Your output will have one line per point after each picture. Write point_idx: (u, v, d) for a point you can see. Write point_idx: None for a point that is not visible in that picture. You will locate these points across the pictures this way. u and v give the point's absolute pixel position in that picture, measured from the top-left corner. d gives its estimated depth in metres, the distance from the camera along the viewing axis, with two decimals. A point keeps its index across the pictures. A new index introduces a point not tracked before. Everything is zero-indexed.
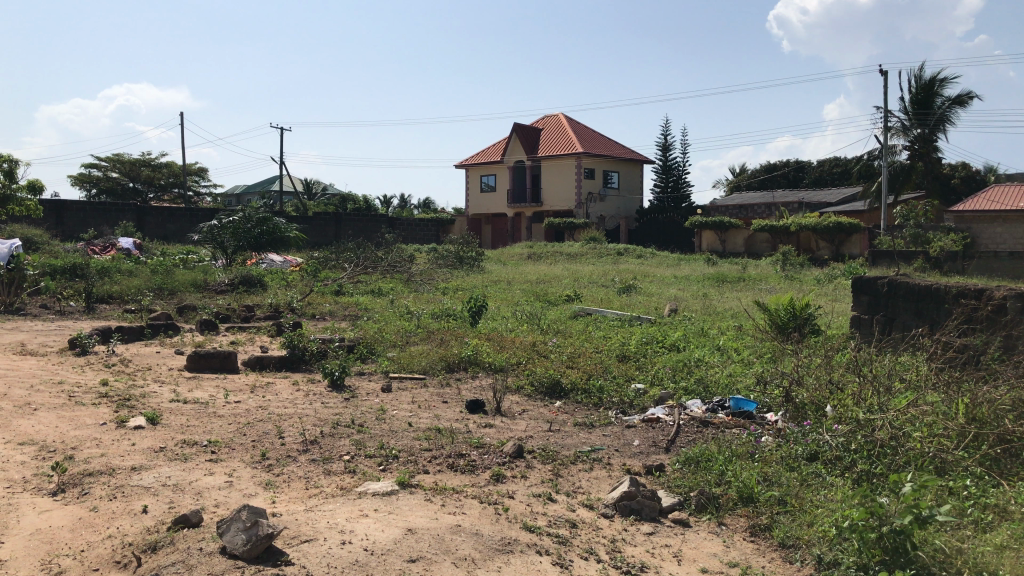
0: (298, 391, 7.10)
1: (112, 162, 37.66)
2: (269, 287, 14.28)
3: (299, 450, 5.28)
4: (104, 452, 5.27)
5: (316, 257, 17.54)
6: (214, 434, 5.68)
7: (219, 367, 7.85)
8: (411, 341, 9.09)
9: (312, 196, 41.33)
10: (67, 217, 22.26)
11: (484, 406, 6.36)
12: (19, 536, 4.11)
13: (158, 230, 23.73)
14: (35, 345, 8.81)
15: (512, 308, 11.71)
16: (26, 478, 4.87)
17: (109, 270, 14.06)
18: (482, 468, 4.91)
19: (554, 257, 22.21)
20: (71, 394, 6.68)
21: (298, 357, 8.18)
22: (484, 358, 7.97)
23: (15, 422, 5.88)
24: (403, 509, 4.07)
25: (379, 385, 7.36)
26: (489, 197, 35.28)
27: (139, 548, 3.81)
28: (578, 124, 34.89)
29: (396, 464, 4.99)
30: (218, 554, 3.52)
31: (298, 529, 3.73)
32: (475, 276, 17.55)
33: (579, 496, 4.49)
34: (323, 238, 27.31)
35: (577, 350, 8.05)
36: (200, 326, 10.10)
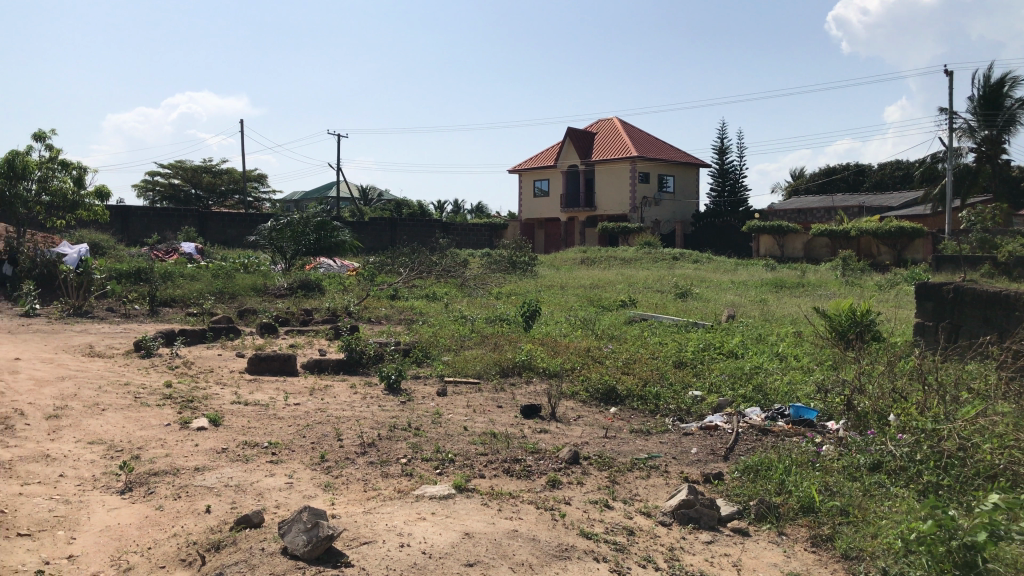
0: (355, 393, 7.18)
1: (175, 169, 38.69)
2: (327, 291, 14.48)
3: (358, 452, 5.35)
4: (170, 452, 5.41)
5: (372, 261, 17.74)
6: (275, 435, 5.79)
7: (279, 370, 7.99)
8: (466, 346, 9.13)
9: (367, 203, 41.79)
10: (132, 222, 22.89)
11: (539, 411, 6.36)
12: (90, 533, 4.25)
13: (219, 235, 24.31)
14: (102, 347, 9.08)
15: (566, 313, 11.67)
16: (95, 477, 5.04)
17: (172, 274, 14.39)
18: (538, 473, 4.91)
19: (608, 262, 22.11)
20: (137, 395, 6.88)
21: (355, 360, 8.28)
22: (539, 363, 7.96)
23: (86, 422, 6.07)
24: (460, 513, 4.09)
25: (435, 389, 7.41)
26: (542, 201, 35.28)
27: (204, 547, 3.90)
28: (632, 127, 34.66)
29: (452, 468, 5.02)
30: (280, 555, 3.58)
31: (357, 531, 3.78)
32: (528, 281, 17.56)
33: (637, 504, 4.46)
34: (378, 243, 27.65)
35: (632, 357, 8.00)
36: (261, 329, 10.29)
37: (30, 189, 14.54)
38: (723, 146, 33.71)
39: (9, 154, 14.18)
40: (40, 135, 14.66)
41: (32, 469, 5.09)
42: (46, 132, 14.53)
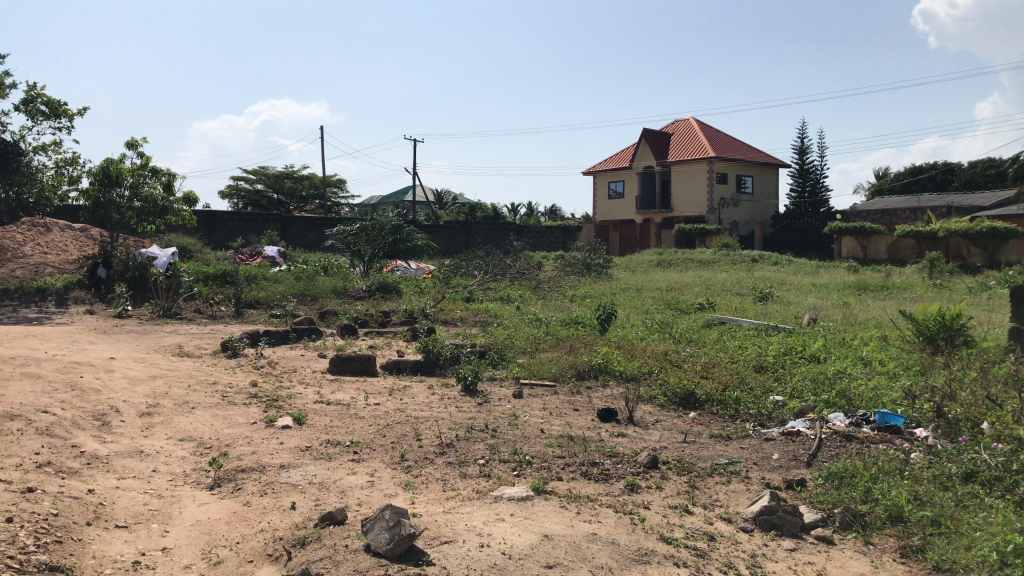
0: (433, 394, 7.27)
1: (258, 175, 39.92)
2: (404, 293, 14.69)
3: (436, 452, 5.42)
4: (256, 450, 5.58)
5: (448, 264, 17.95)
6: (356, 434, 5.91)
7: (359, 370, 8.15)
8: (541, 348, 9.15)
9: (442, 207, 42.26)
10: (218, 226, 23.64)
11: (616, 415, 6.34)
12: (182, 527, 4.42)
13: (300, 239, 24.95)
14: (191, 347, 9.41)
15: (642, 316, 11.59)
16: (186, 473, 5.23)
17: (256, 277, 14.82)
18: (616, 477, 4.90)
19: (685, 264, 21.86)
20: (225, 394, 7.10)
21: (432, 361, 8.41)
22: (615, 366, 7.93)
23: (177, 420, 6.31)
24: (539, 515, 4.11)
25: (510, 391, 7.45)
26: (617, 203, 35.08)
27: (290, 543, 4.00)
28: (709, 127, 34.16)
29: (531, 470, 5.04)
30: (363, 552, 3.65)
31: (438, 530, 3.83)
32: (604, 284, 17.50)
33: (717, 510, 4.41)
34: (453, 246, 27.94)
35: (711, 360, 7.90)
36: (341, 330, 10.50)
37: (123, 196, 15.14)
38: (804, 145, 32.97)
39: (104, 162, 14.81)
40: (133, 143, 15.27)
41: (128, 464, 5.32)
42: (137, 140, 15.11)
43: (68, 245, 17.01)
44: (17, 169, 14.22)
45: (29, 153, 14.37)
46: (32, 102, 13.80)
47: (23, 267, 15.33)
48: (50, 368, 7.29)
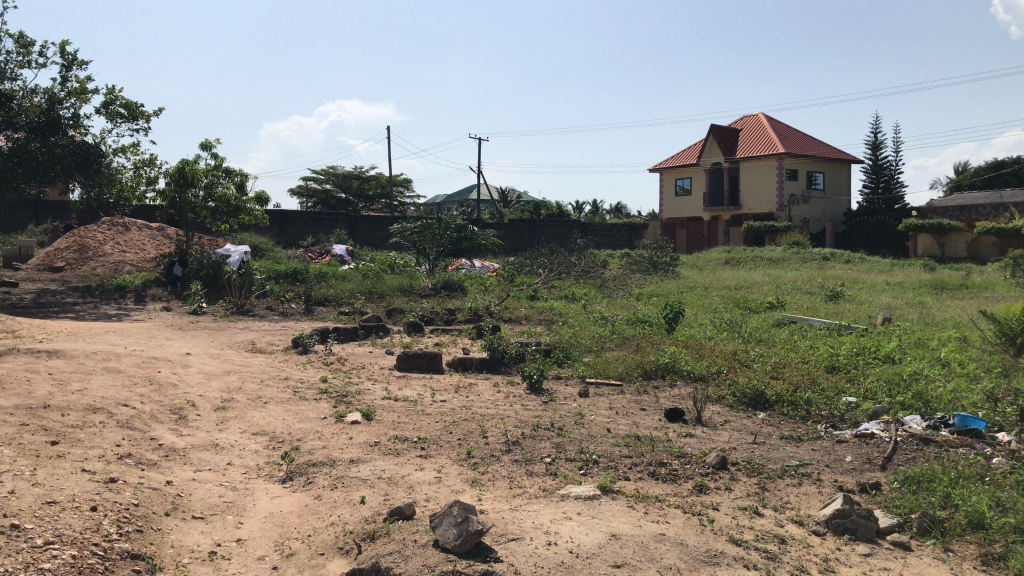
0: (499, 392, 7.30)
1: (327, 175, 40.67)
2: (469, 291, 14.78)
3: (502, 450, 5.45)
4: (326, 444, 5.69)
5: (512, 263, 18.00)
6: (424, 431, 5.97)
7: (426, 367, 8.23)
8: (607, 347, 9.10)
9: (507, 205, 42.38)
10: (288, 225, 24.11)
11: (683, 415, 6.27)
12: (256, 519, 4.55)
13: (367, 237, 25.32)
14: (264, 343, 9.64)
15: (710, 315, 11.41)
16: (260, 466, 5.37)
17: (326, 275, 15.09)
18: (684, 478, 4.85)
19: (754, 262, 21.49)
20: (296, 389, 7.26)
21: (498, 359, 8.44)
22: (682, 365, 7.84)
23: (250, 414, 6.47)
24: (606, 514, 4.09)
25: (576, 389, 7.43)
26: (684, 200, 34.69)
27: (360, 537, 4.07)
28: (778, 122, 33.51)
29: (597, 469, 5.03)
30: (432, 547, 3.69)
31: (505, 528, 3.85)
32: (671, 282, 17.32)
33: (788, 512, 4.33)
34: (518, 244, 28.01)
35: (781, 361, 7.75)
36: (408, 328, 10.64)
37: (197, 196, 15.57)
38: (878, 140, 32.09)
39: (179, 163, 15.26)
40: (208, 145, 15.69)
41: (204, 457, 5.47)
42: (211, 141, 15.52)
43: (146, 244, 17.56)
44: (99, 170, 14.75)
45: (109, 155, 14.89)
46: (111, 105, 14.28)
47: (104, 265, 15.88)
48: (130, 362, 7.54)
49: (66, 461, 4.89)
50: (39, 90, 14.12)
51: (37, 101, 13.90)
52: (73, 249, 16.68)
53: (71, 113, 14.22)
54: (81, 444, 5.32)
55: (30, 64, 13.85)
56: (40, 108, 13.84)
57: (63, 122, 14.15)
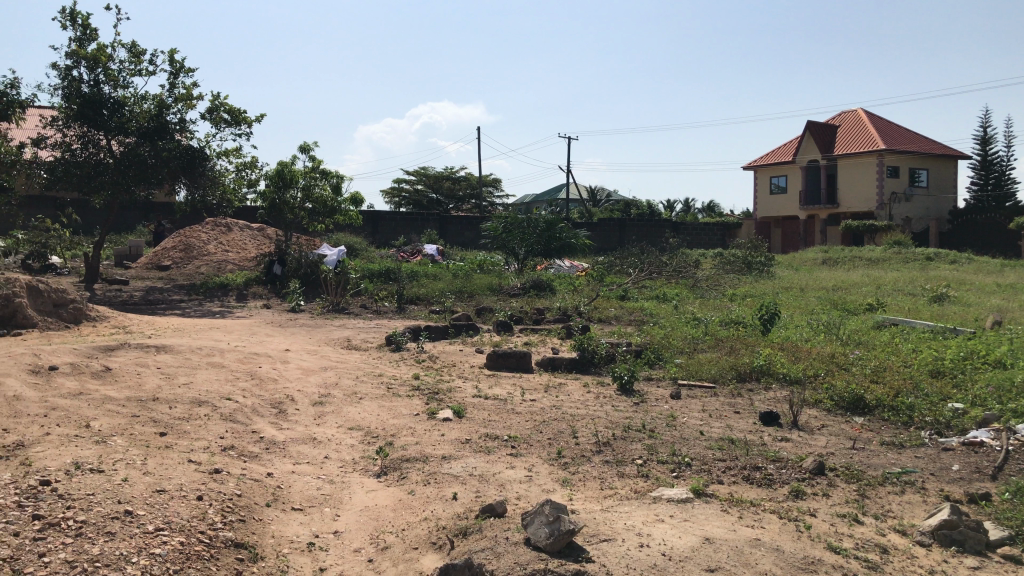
0: (589, 393, 7.29)
1: (419, 176, 41.26)
2: (558, 291, 14.78)
3: (593, 450, 5.43)
4: (419, 440, 5.79)
5: (602, 262, 17.93)
6: (514, 429, 6.01)
7: (516, 366, 8.28)
8: (700, 349, 8.98)
9: (596, 204, 42.33)
10: (381, 225, 24.63)
11: (779, 418, 6.14)
12: (352, 512, 4.67)
13: (458, 237, 25.62)
14: (358, 341, 9.86)
15: (807, 317, 11.11)
16: (355, 460, 5.51)
17: (418, 274, 15.34)
18: (779, 482, 4.74)
19: (853, 262, 20.83)
20: (389, 386, 7.41)
21: (588, 359, 8.42)
22: (778, 368, 7.67)
23: (346, 409, 6.65)
24: (700, 517, 4.05)
25: (668, 391, 7.36)
26: (779, 198, 33.87)
27: (453, 532, 4.13)
28: (879, 117, 32.38)
29: (689, 472, 4.97)
30: (524, 545, 3.73)
31: (597, 528, 3.84)
32: (766, 283, 16.93)
33: (890, 520, 4.19)
34: (607, 244, 27.85)
35: (881, 364, 7.49)
36: (497, 327, 10.73)
37: (296, 197, 16.06)
38: (988, 134, 30.63)
39: (279, 165, 15.77)
40: (305, 147, 16.16)
41: (302, 450, 5.65)
42: (309, 144, 16.00)
43: (247, 244, 18.23)
44: (203, 173, 15.35)
45: (213, 159, 15.48)
46: (216, 110, 14.86)
47: (208, 265, 16.55)
48: (232, 357, 7.84)
49: (174, 452, 5.12)
50: (149, 96, 14.75)
51: (147, 107, 14.54)
52: (179, 248, 17.44)
53: (178, 118, 14.84)
54: (187, 436, 5.56)
55: (141, 72, 14.52)
56: (149, 114, 14.47)
57: (171, 126, 14.79)
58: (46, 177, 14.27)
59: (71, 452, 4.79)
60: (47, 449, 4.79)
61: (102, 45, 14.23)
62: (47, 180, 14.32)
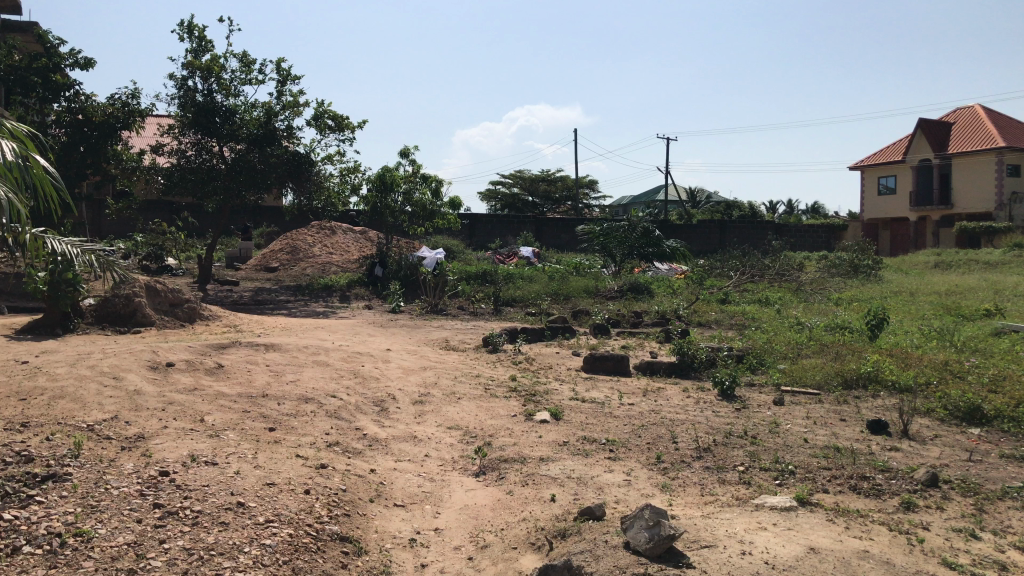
0: (689, 398, 7.21)
1: (515, 178, 41.57)
2: (656, 293, 14.64)
3: (693, 456, 5.37)
4: (517, 441, 5.83)
5: (701, 265, 17.67)
6: (612, 433, 6.00)
7: (613, 369, 8.24)
8: (804, 354, 8.75)
9: (695, 206, 41.72)
10: (477, 228, 24.93)
11: (887, 427, 5.93)
12: (452, 510, 4.76)
13: (554, 239, 25.64)
14: (456, 341, 10.00)
15: (918, 322, 10.68)
16: (454, 459, 5.61)
17: (514, 277, 15.44)
18: (889, 493, 4.58)
19: (968, 266, 19.91)
20: (487, 387, 7.49)
21: (687, 364, 8.30)
22: (888, 375, 7.40)
23: (445, 409, 6.76)
24: (804, 527, 3.95)
25: (771, 397, 7.18)
26: (889, 199, 32.64)
27: (551, 534, 4.15)
28: (998, 114, 30.82)
29: (793, 480, 4.85)
30: (623, 549, 3.72)
31: (698, 534, 3.80)
32: (873, 287, 16.35)
33: (1010, 537, 3.99)
34: (706, 245, 27.47)
35: (1000, 372, 7.14)
36: (594, 330, 10.71)
37: (396, 201, 16.42)
38: None
39: (381, 169, 16.16)
40: (406, 151, 16.49)
41: (403, 448, 5.78)
42: (410, 149, 16.33)
43: (349, 246, 18.74)
44: (309, 178, 15.85)
45: (319, 164, 15.96)
46: (321, 117, 15.32)
47: (313, 267, 17.09)
48: (336, 356, 8.07)
49: (282, 447, 5.32)
50: (258, 104, 15.34)
51: (257, 114, 15.10)
52: (286, 250, 18.08)
53: (286, 125, 15.36)
54: (295, 432, 5.75)
55: (251, 81, 15.11)
56: (259, 121, 15.03)
57: (279, 133, 15.32)
58: (164, 183, 14.99)
59: (188, 445, 5.03)
60: (165, 441, 5.05)
61: (215, 56, 14.88)
62: (164, 185, 15.06)
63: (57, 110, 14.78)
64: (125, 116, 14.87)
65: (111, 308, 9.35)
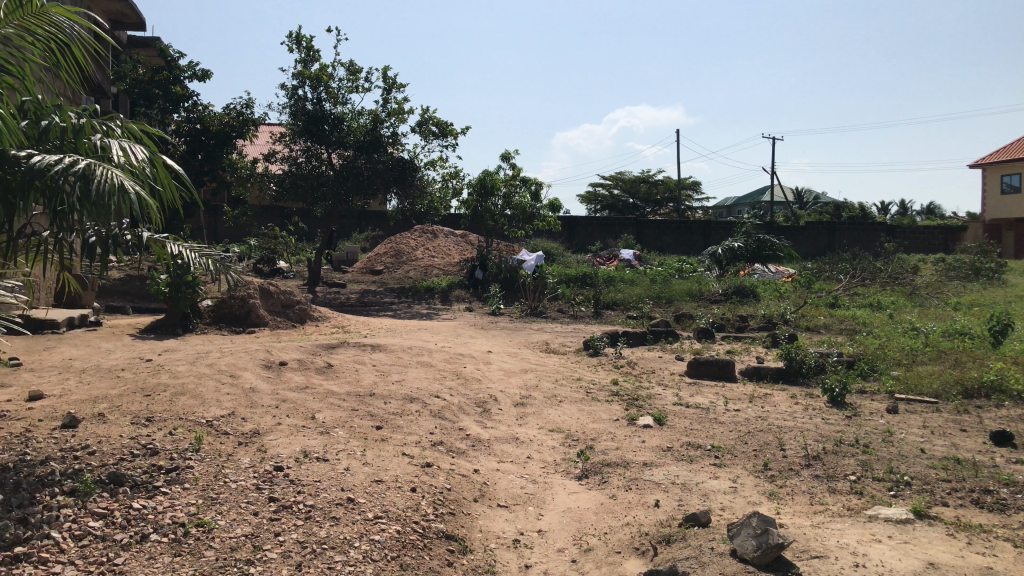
0: (797, 404, 7.04)
1: (616, 180, 41.31)
2: (763, 297, 14.29)
3: (801, 464, 5.23)
4: (620, 446, 5.81)
5: (809, 268, 17.18)
6: (718, 439, 5.90)
7: (718, 375, 8.11)
8: (920, 361, 8.40)
9: (803, 207, 40.51)
10: (578, 230, 24.97)
11: (1012, 439, 5.63)
12: (555, 511, 4.79)
13: (655, 242, 25.31)
14: (557, 344, 10.03)
15: None
16: (557, 462, 5.63)
17: (615, 280, 15.36)
18: (1015, 509, 4.35)
19: None
20: (589, 390, 7.48)
21: (795, 369, 8.09)
22: (1013, 385, 7.02)
23: (547, 411, 6.79)
24: (922, 540, 3.79)
25: (885, 405, 6.93)
26: (1013, 198, 30.96)
27: (656, 539, 4.12)
28: None
29: (909, 491, 4.67)
30: (729, 556, 3.67)
31: (807, 544, 3.71)
32: (997, 290, 15.55)
33: None
34: (815, 247, 26.70)
35: None
36: (697, 334, 10.58)
37: (497, 205, 16.61)
38: None
39: (481, 174, 16.40)
40: (506, 155, 16.62)
41: (506, 449, 5.84)
42: (510, 153, 16.47)
43: (450, 250, 19.04)
44: (413, 183, 16.17)
45: (422, 169, 16.27)
46: (425, 124, 15.62)
47: (416, 270, 17.43)
48: (440, 357, 8.22)
49: (389, 445, 5.46)
50: (365, 112, 15.75)
51: (364, 121, 15.50)
52: (390, 254, 18.50)
53: (391, 132, 15.72)
54: (401, 430, 5.90)
55: (358, 89, 15.55)
56: (365, 128, 15.44)
57: (384, 140, 15.69)
58: (276, 189, 15.57)
59: (300, 441, 5.22)
60: (279, 437, 5.26)
61: (324, 66, 15.36)
62: (276, 192, 15.62)
63: (177, 121, 15.56)
64: (239, 125, 15.59)
65: (227, 309, 9.78)
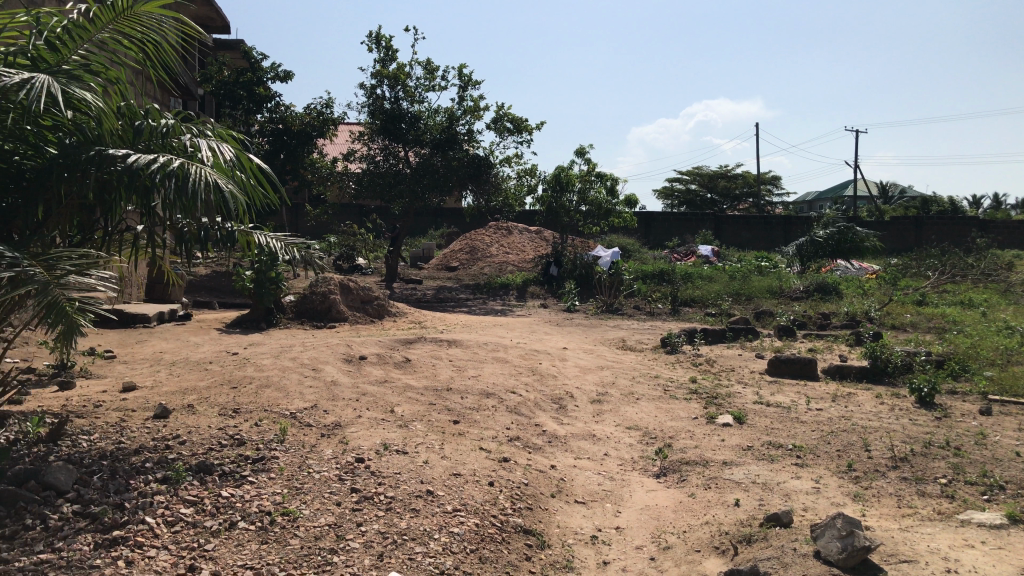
0: (883, 404, 6.84)
1: (693, 175, 40.74)
2: (846, 294, 13.91)
3: (888, 466, 5.09)
4: (698, 444, 5.75)
5: (895, 264, 16.67)
6: (800, 438, 5.79)
7: (800, 373, 7.94)
8: (1015, 361, 8.07)
9: (888, 202, 39.26)
10: (654, 226, 24.73)
11: None
12: (633, 509, 4.77)
13: (733, 238, 24.90)
14: (634, 341, 9.96)
15: None
16: (635, 459, 5.60)
17: (692, 276, 15.18)
18: None
19: None
20: (667, 388, 7.42)
21: (880, 368, 7.87)
22: None
23: (624, 408, 6.76)
24: (1018, 547, 3.65)
25: (977, 407, 6.67)
26: None
27: (736, 539, 4.07)
28: None
29: (1004, 496, 4.50)
30: (813, 558, 3.59)
31: (895, 548, 3.61)
32: None
33: None
34: (901, 243, 25.87)
35: None
36: (778, 332, 10.37)
37: (572, 201, 16.58)
38: None
39: (556, 170, 16.41)
40: (580, 151, 16.56)
41: (582, 446, 5.85)
42: (585, 148, 16.43)
43: (525, 246, 19.09)
44: (488, 180, 16.26)
45: (497, 166, 16.34)
46: (501, 120, 15.71)
47: (490, 266, 17.54)
48: (515, 353, 8.26)
49: (467, 439, 5.52)
50: (441, 110, 15.92)
51: (440, 119, 15.68)
52: (466, 250, 18.66)
53: (467, 129, 15.85)
54: (478, 425, 5.95)
55: (434, 87, 15.73)
56: (442, 126, 15.61)
57: (460, 137, 15.83)
58: (355, 187, 15.83)
59: (380, 434, 5.32)
60: (360, 430, 5.37)
61: (401, 65, 15.59)
62: (355, 190, 15.89)
63: (260, 121, 16.00)
64: (320, 124, 15.89)
65: (309, 304, 10.02)
